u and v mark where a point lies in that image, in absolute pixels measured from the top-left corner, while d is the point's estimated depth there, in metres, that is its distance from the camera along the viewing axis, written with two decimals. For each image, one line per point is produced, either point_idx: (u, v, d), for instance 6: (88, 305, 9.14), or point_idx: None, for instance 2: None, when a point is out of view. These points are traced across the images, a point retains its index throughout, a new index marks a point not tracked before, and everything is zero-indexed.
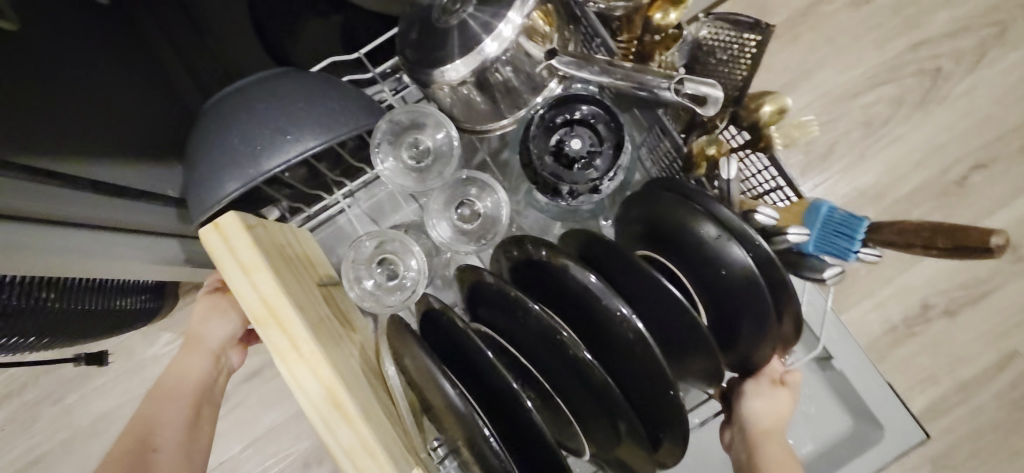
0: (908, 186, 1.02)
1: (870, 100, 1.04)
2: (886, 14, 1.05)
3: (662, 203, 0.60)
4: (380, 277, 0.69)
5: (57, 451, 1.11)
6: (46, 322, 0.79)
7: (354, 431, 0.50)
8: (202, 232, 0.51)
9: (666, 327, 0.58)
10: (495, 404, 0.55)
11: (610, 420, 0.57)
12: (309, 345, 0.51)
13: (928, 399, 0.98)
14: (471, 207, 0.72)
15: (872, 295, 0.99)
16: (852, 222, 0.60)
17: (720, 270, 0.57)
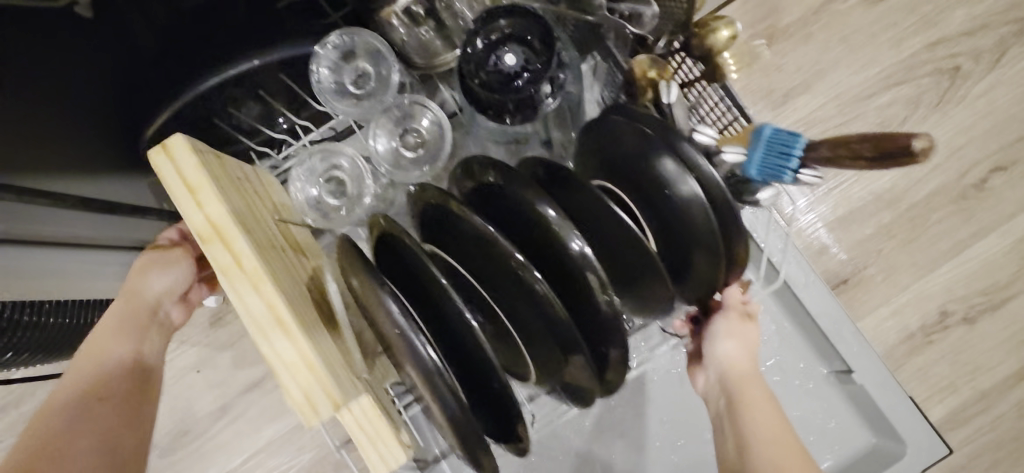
0: (926, 189, 0.99)
1: (886, 101, 1.01)
2: (902, 11, 1.01)
3: (613, 127, 0.58)
4: (325, 195, 0.67)
5: None
6: (37, 342, 0.76)
7: (292, 347, 0.50)
8: (148, 153, 0.48)
9: (615, 250, 0.56)
10: (441, 328, 0.52)
11: (557, 350, 0.55)
12: (253, 263, 0.50)
13: (947, 409, 0.95)
14: (415, 133, 0.67)
15: (889, 301, 0.97)
16: (787, 138, 0.58)
17: (666, 191, 0.55)
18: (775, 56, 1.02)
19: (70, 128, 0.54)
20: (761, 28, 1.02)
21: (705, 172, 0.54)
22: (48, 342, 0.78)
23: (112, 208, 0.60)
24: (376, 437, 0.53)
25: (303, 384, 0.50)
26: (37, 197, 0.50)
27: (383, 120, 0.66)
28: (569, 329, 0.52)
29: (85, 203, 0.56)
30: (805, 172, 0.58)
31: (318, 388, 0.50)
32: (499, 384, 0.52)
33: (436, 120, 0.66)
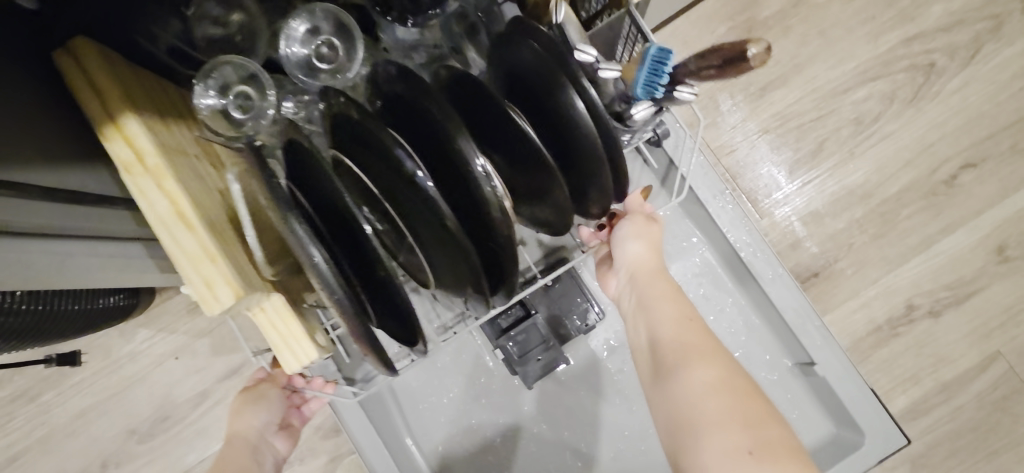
0: (897, 184, 1.00)
1: (862, 96, 1.01)
2: (880, 6, 1.02)
3: (511, 43, 0.58)
4: (231, 109, 0.59)
5: (35, 448, 1.10)
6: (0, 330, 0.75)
7: (193, 240, 0.53)
8: (55, 54, 0.52)
9: (510, 155, 0.58)
10: (343, 236, 0.54)
11: (458, 267, 0.56)
12: (156, 161, 0.52)
13: (910, 400, 0.98)
14: (328, 45, 0.62)
15: (857, 295, 0.99)
16: (663, 56, 0.58)
17: (553, 96, 0.56)
18: None
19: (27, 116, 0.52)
20: (739, 20, 1.02)
21: (592, 99, 0.56)
22: (24, 328, 0.78)
23: (73, 195, 0.58)
24: (289, 337, 0.60)
25: (209, 277, 0.53)
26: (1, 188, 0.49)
27: (300, 25, 0.62)
28: (465, 250, 0.53)
29: (48, 194, 0.55)
30: (682, 91, 0.59)
31: (222, 282, 0.53)
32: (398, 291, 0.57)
33: (342, 23, 0.62)
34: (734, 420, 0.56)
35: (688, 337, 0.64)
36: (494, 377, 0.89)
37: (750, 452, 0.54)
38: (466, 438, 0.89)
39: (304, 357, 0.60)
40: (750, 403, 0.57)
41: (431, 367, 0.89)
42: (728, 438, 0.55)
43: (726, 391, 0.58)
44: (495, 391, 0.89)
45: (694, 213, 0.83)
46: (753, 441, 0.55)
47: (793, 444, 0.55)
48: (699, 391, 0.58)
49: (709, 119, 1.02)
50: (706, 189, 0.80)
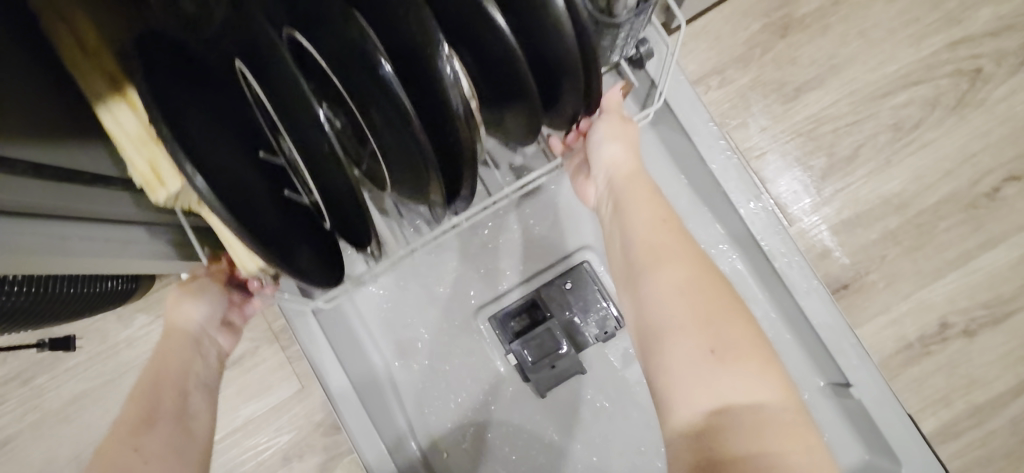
0: (935, 196, 0.95)
1: (902, 101, 0.96)
2: (926, 7, 0.97)
3: None
4: None
5: (27, 433, 1.06)
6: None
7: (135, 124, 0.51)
8: None
9: (489, 68, 0.53)
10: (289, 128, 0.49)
11: (417, 168, 0.51)
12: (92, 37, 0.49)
13: (939, 422, 0.93)
14: None
15: (888, 310, 0.94)
16: None
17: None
18: (789, 47, 0.97)
19: (14, 85, 0.48)
20: (776, 17, 0.97)
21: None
22: (16, 311, 0.74)
23: (66, 172, 0.54)
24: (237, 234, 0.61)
25: (149, 156, 0.52)
26: None
27: None
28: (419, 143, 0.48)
29: (40, 172, 0.50)
30: None
31: (164, 161, 0.52)
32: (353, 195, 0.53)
33: None
34: (698, 321, 0.52)
35: (663, 239, 0.59)
36: (506, 384, 0.84)
37: (711, 351, 0.51)
38: (473, 448, 0.84)
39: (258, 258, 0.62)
40: (722, 304, 0.54)
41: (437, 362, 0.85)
42: (690, 338, 0.52)
43: (694, 293, 0.54)
44: (506, 397, 0.84)
45: (724, 218, 0.80)
46: (716, 341, 0.51)
47: (761, 345, 0.52)
48: (665, 293, 0.55)
49: (738, 118, 0.97)
50: (732, 182, 0.76)
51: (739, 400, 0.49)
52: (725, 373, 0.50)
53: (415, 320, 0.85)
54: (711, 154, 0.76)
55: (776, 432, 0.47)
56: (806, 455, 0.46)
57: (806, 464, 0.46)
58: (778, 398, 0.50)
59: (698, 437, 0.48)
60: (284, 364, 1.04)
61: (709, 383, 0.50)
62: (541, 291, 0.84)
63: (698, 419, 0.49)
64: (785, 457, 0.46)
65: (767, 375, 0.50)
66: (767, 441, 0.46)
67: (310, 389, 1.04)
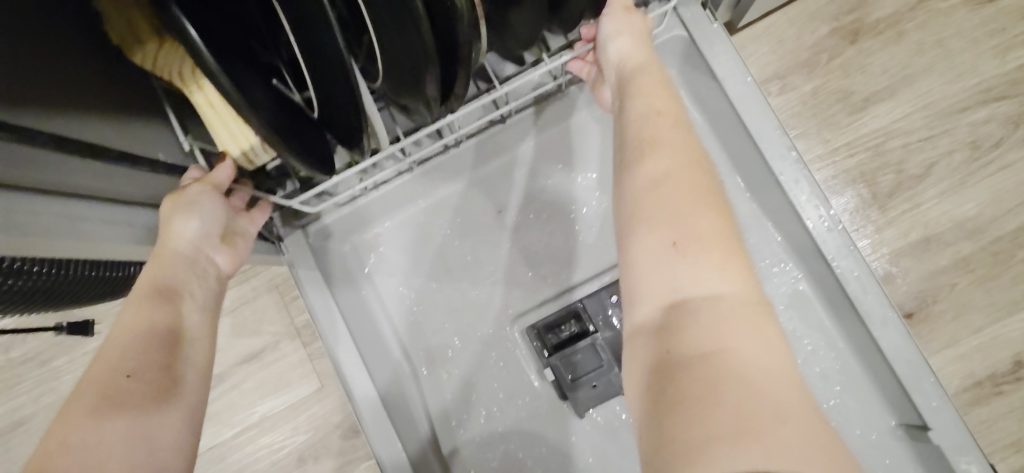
0: (1014, 222, 0.87)
1: (981, 117, 0.89)
2: (1012, 17, 0.89)
3: None
4: None
5: (41, 416, 1.04)
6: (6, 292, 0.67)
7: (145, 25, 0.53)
8: None
9: None
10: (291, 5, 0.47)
11: (415, 60, 0.49)
12: None
13: (1010, 470, 0.85)
14: None
15: (956, 343, 0.87)
16: None
17: None
18: (859, 54, 0.91)
19: (29, 54, 0.44)
20: (846, 21, 0.91)
21: None
22: (32, 294, 0.70)
23: (92, 147, 0.50)
24: (225, 117, 0.55)
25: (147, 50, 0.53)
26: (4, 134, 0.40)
27: None
28: (417, 24, 0.45)
29: (63, 144, 0.46)
30: None
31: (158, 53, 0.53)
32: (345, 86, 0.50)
33: None
34: (666, 209, 0.43)
35: (655, 126, 0.49)
36: (542, 401, 0.79)
37: (675, 243, 0.42)
38: (503, 468, 0.78)
39: (241, 141, 0.56)
40: (700, 192, 0.44)
41: (463, 359, 0.80)
42: (651, 226, 0.43)
43: (669, 181, 0.44)
44: (543, 413, 0.79)
45: (792, 236, 0.75)
46: (680, 229, 0.42)
47: (730, 235, 0.43)
48: (640, 183, 0.45)
49: (800, 128, 0.91)
50: (807, 201, 0.70)
51: (697, 295, 0.41)
52: (687, 266, 0.41)
53: (448, 326, 0.81)
54: (781, 164, 0.70)
55: (729, 326, 0.39)
56: (765, 356, 0.38)
57: (764, 364, 0.37)
58: (740, 291, 0.41)
59: (657, 337, 0.41)
60: (305, 361, 1.00)
61: (666, 277, 0.42)
62: (584, 302, 0.78)
63: (657, 319, 0.41)
64: (742, 355, 0.38)
65: (728, 264, 0.41)
66: (724, 340, 0.38)
67: (329, 389, 0.99)
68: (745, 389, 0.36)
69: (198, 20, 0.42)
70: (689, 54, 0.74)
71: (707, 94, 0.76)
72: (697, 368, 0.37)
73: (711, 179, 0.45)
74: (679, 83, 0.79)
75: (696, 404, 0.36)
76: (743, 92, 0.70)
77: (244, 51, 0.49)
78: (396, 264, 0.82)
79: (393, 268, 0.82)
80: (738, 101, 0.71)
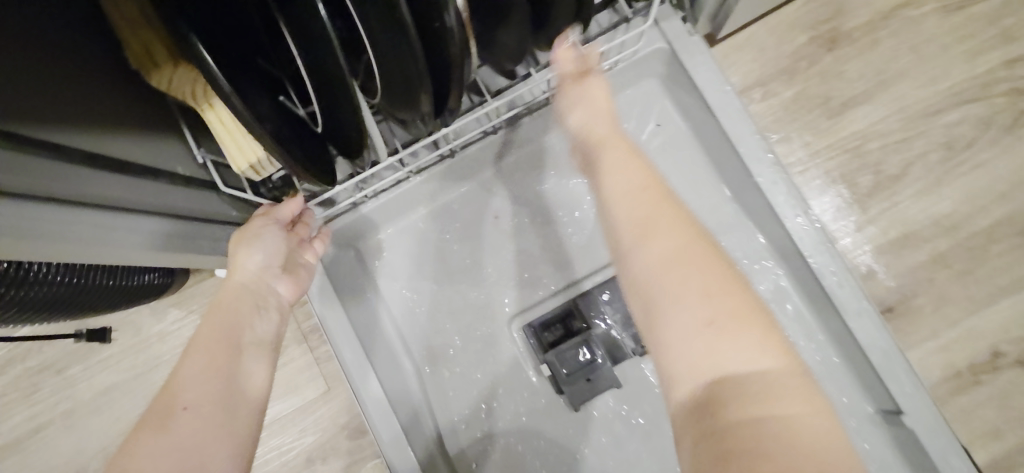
0: (988, 219, 0.91)
1: (954, 119, 0.93)
2: (981, 24, 0.94)
3: None
4: None
5: (57, 423, 1.08)
6: (30, 299, 0.71)
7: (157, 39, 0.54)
8: None
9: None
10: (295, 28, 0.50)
11: (410, 77, 0.53)
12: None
13: (990, 456, 0.88)
14: None
15: (936, 336, 0.90)
16: None
17: None
18: (836, 60, 0.95)
19: (67, 81, 0.49)
20: (823, 30, 0.95)
21: None
22: (54, 301, 0.75)
23: (118, 163, 0.55)
24: (236, 134, 0.57)
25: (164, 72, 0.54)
26: (35, 149, 0.44)
27: None
28: (410, 43, 0.48)
29: (93, 161, 0.51)
30: None
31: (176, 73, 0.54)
32: (346, 101, 0.54)
33: None
34: (692, 289, 0.45)
35: (643, 197, 0.51)
36: (539, 396, 0.83)
37: (710, 322, 0.43)
38: (503, 461, 0.82)
39: (250, 155, 0.58)
40: (713, 266, 0.46)
41: (466, 359, 0.84)
42: (680, 303, 0.44)
43: (676, 262, 0.46)
44: (540, 408, 0.82)
45: (773, 235, 0.79)
46: (713, 309, 0.43)
47: (758, 308, 0.44)
48: (647, 262, 0.47)
49: (781, 132, 0.95)
50: (781, 197, 0.74)
51: (739, 373, 0.41)
52: (725, 346, 0.42)
53: (449, 327, 0.85)
54: (759, 167, 0.74)
55: (781, 400, 0.40)
56: (820, 427, 0.39)
57: (818, 433, 0.38)
58: (785, 367, 0.42)
59: (696, 413, 0.41)
60: (312, 364, 1.04)
61: (704, 355, 0.42)
62: (577, 301, 0.82)
63: (697, 397, 0.42)
64: (795, 427, 0.38)
65: (768, 341, 0.43)
66: (774, 412, 0.39)
67: (336, 391, 1.03)
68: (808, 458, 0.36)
69: (212, 49, 0.46)
70: (670, 65, 0.79)
71: (689, 103, 0.81)
72: (747, 439, 0.38)
73: (721, 253, 0.47)
74: (662, 93, 0.84)
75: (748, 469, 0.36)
76: (721, 100, 0.75)
77: (252, 75, 0.53)
78: (399, 269, 0.86)
79: (395, 273, 0.86)
80: (717, 108, 0.75)
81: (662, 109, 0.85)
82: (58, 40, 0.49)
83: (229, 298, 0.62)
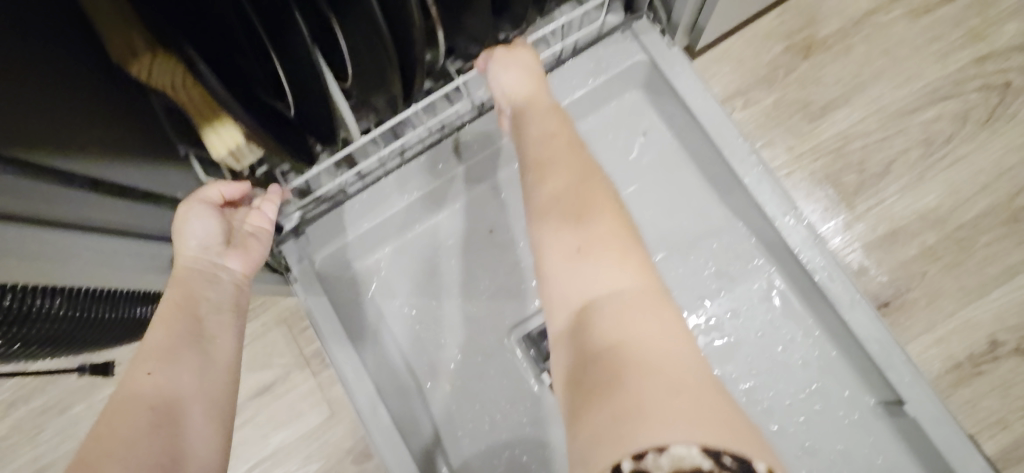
0: (973, 210, 0.93)
1: (931, 116, 0.96)
2: (949, 25, 0.98)
3: None
4: None
5: (60, 464, 1.07)
6: (35, 335, 0.71)
7: (138, 33, 0.51)
8: None
9: None
10: (279, 39, 0.56)
11: (381, 66, 0.59)
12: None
13: (999, 447, 0.88)
14: None
15: (933, 328, 0.91)
16: None
17: None
18: (812, 67, 0.99)
19: (68, 100, 0.51)
20: (798, 39, 0.99)
21: None
22: (60, 336, 0.75)
23: (121, 187, 0.57)
24: (217, 121, 0.58)
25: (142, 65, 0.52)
26: (51, 180, 0.47)
27: None
28: (382, 35, 0.54)
29: (97, 185, 0.53)
30: None
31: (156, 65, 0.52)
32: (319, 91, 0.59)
33: None
34: (570, 219, 0.50)
35: (553, 156, 0.57)
36: (542, 404, 0.83)
37: (578, 248, 0.48)
38: None
39: (231, 143, 0.59)
40: (594, 204, 0.51)
41: (464, 370, 0.85)
42: (557, 240, 0.50)
43: (565, 194, 0.52)
44: (542, 418, 0.82)
45: (766, 238, 0.80)
46: (583, 238, 0.49)
47: (624, 238, 0.49)
48: (539, 207, 0.53)
49: (765, 138, 0.98)
50: (767, 195, 0.76)
51: (598, 293, 0.46)
52: (589, 267, 0.47)
53: (445, 340, 0.86)
54: (744, 168, 0.76)
55: (629, 319, 0.44)
56: (669, 337, 0.43)
57: (655, 347, 0.42)
58: (640, 287, 0.46)
59: (571, 337, 0.46)
60: (315, 389, 1.04)
61: (577, 283, 0.47)
62: None
63: (569, 318, 0.47)
64: (639, 341, 0.42)
65: (628, 266, 0.47)
66: (625, 327, 0.43)
67: (339, 415, 1.03)
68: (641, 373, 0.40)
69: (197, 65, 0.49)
70: (653, 77, 0.82)
71: (673, 113, 0.84)
72: (603, 352, 0.43)
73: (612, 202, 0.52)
74: (648, 106, 0.87)
75: (606, 384, 0.41)
76: (703, 106, 0.78)
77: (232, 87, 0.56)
78: (398, 286, 0.87)
79: (392, 288, 0.87)
80: (701, 116, 0.78)
81: (651, 119, 0.87)
82: (73, 72, 0.52)
83: (181, 285, 0.59)
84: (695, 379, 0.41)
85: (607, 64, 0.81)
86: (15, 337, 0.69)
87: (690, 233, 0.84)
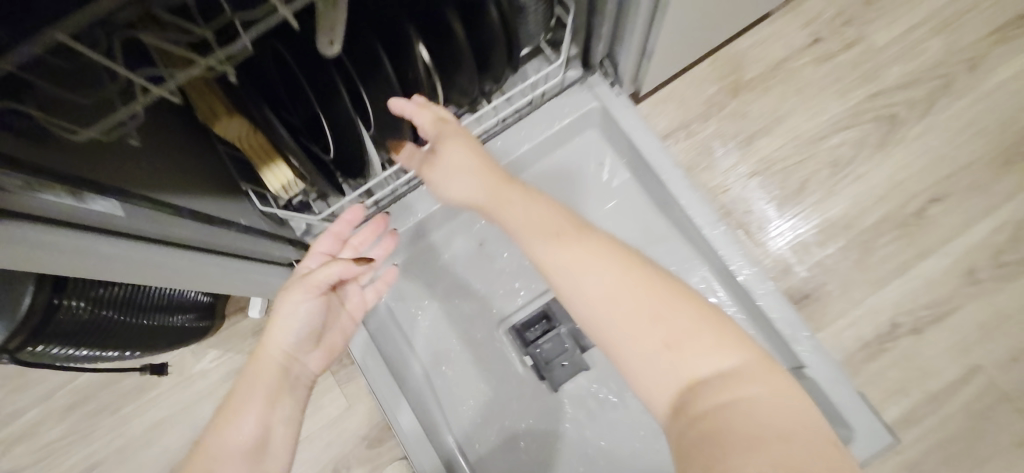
0: (873, 217, 1.15)
1: (836, 143, 1.18)
2: (846, 68, 1.21)
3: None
4: None
5: (111, 458, 1.23)
6: (89, 338, 0.90)
7: (219, 101, 0.71)
8: None
9: (443, 56, 0.82)
10: (323, 102, 0.76)
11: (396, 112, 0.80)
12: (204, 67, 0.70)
13: (901, 410, 1.07)
14: None
15: (845, 314, 1.11)
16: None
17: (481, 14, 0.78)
18: (739, 105, 1.21)
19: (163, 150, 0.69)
20: (726, 82, 1.22)
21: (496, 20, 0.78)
22: (119, 340, 0.95)
23: (210, 217, 0.75)
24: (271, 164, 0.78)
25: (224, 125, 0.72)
26: (163, 206, 0.65)
27: None
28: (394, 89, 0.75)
29: (194, 215, 0.71)
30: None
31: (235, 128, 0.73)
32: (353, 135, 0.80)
33: None
34: (654, 310, 0.60)
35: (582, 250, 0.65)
36: (526, 384, 1.03)
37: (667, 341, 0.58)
38: (502, 438, 1.02)
39: (282, 177, 0.79)
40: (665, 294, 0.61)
41: (468, 362, 1.04)
42: (649, 332, 0.59)
43: (635, 286, 0.62)
44: (526, 395, 1.03)
45: (698, 247, 1.02)
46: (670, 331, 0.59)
47: (706, 319, 0.60)
48: (610, 303, 0.62)
49: (704, 163, 1.19)
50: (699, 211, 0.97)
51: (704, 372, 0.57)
52: (685, 353, 0.58)
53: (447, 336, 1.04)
54: (678, 190, 0.98)
55: (735, 389, 0.54)
56: (775, 398, 0.54)
57: (768, 410, 0.52)
58: (739, 360, 0.57)
59: (674, 411, 0.56)
60: (333, 386, 1.21)
61: (680, 367, 0.57)
62: (551, 305, 1.03)
63: (677, 396, 0.57)
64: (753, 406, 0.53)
65: (723, 344, 0.58)
66: (737, 395, 0.54)
67: (355, 407, 1.20)
68: (764, 438, 0.50)
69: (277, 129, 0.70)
70: (606, 119, 1.04)
71: (623, 148, 1.06)
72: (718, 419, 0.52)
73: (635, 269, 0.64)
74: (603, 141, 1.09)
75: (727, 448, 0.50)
76: (646, 142, 0.99)
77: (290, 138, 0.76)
78: (407, 293, 1.05)
79: (404, 298, 1.05)
80: (645, 149, 0.99)
81: (606, 152, 1.09)
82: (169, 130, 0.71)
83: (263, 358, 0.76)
84: (808, 430, 0.52)
85: (569, 109, 1.02)
86: (81, 340, 0.89)
87: (640, 243, 1.05)
